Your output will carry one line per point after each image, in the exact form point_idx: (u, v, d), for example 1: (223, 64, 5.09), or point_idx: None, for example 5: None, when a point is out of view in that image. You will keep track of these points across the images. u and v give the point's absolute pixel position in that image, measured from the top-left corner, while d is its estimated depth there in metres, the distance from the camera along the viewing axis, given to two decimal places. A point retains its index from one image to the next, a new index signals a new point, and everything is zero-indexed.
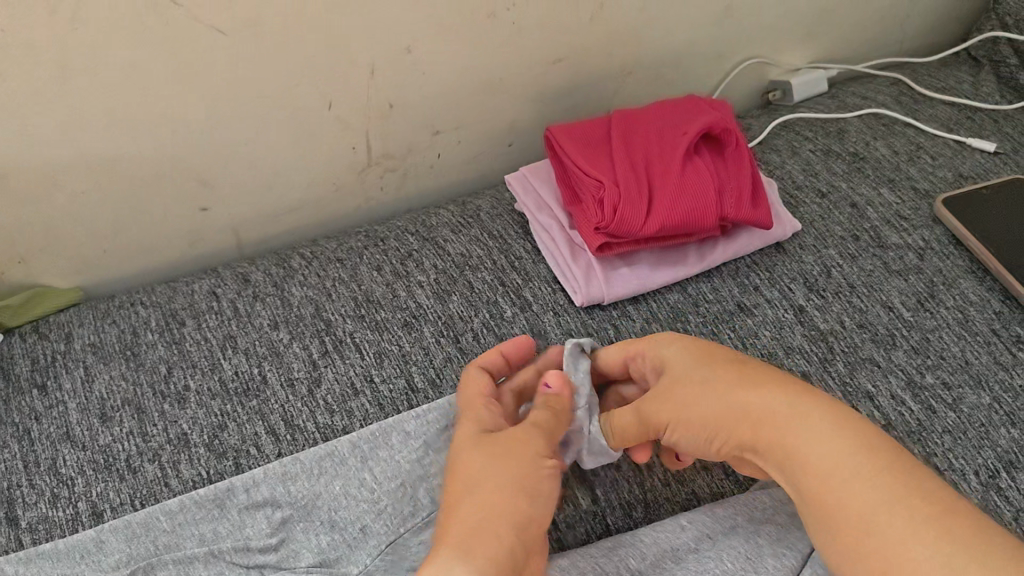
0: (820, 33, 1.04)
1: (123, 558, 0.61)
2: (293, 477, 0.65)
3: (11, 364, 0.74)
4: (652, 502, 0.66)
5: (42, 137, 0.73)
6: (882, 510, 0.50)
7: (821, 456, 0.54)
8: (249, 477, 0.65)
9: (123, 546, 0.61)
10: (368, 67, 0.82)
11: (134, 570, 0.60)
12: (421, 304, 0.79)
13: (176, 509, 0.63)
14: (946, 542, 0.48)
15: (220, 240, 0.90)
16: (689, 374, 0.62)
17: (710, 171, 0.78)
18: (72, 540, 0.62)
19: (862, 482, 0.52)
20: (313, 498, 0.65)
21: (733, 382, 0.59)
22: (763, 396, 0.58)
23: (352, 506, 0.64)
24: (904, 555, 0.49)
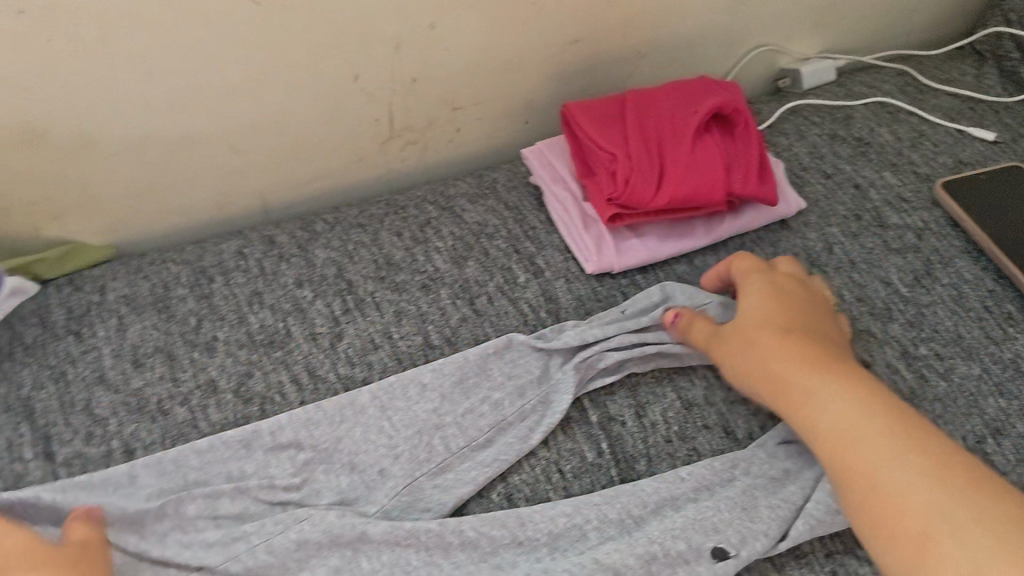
0: (829, 23, 1.07)
1: (154, 492, 0.65)
2: (321, 423, 0.69)
3: (49, 312, 0.78)
4: (654, 457, 0.69)
5: (84, 99, 0.77)
6: (876, 470, 0.56)
7: (845, 428, 0.60)
8: (277, 420, 0.68)
9: (154, 481, 0.65)
10: (393, 42, 0.85)
11: (165, 503, 0.63)
12: (439, 268, 0.82)
13: (205, 448, 0.67)
14: (943, 498, 0.53)
15: (246, 204, 0.94)
16: (745, 328, 0.70)
17: (719, 148, 0.81)
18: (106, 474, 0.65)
19: (851, 438, 0.59)
20: (335, 442, 0.68)
21: (763, 335, 0.68)
22: (776, 350, 0.67)
23: (371, 450, 0.68)
24: (910, 516, 0.54)
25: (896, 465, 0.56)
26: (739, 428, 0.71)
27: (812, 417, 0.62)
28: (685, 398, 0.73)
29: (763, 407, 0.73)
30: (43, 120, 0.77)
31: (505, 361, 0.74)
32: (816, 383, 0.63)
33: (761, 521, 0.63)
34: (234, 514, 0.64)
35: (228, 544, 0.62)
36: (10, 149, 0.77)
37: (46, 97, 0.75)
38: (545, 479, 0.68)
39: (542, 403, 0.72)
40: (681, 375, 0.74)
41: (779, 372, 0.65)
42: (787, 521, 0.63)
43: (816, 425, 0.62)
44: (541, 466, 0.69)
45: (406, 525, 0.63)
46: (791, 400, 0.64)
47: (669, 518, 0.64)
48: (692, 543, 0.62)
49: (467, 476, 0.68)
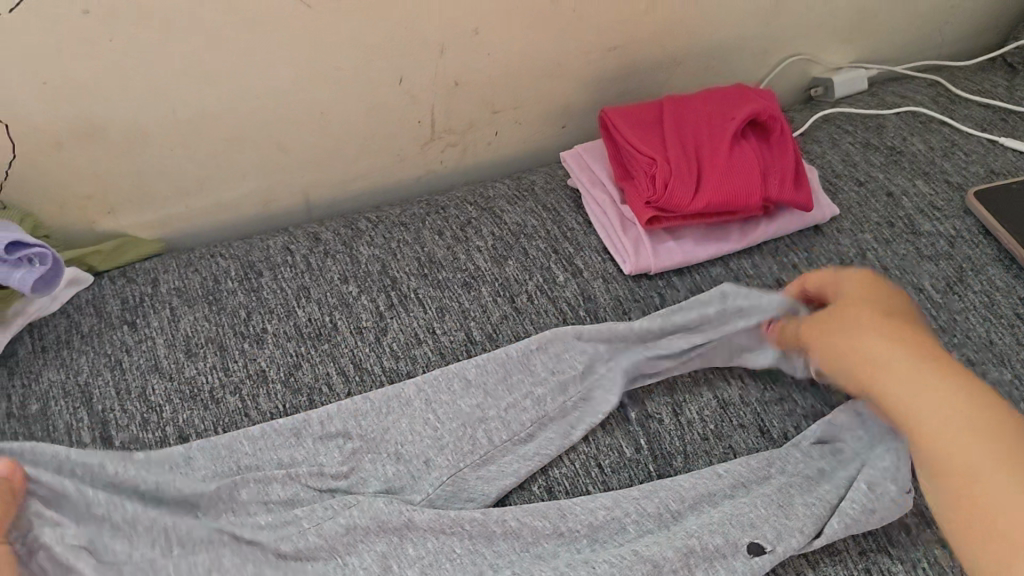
0: (862, 34, 1.09)
1: (209, 473, 0.66)
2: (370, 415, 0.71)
3: (103, 302, 0.81)
4: (691, 453, 0.71)
5: (140, 97, 0.79)
6: (965, 463, 0.59)
7: (927, 413, 0.62)
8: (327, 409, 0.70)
9: (208, 463, 0.67)
10: (437, 46, 0.87)
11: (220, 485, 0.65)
12: (480, 267, 0.84)
13: (258, 434, 0.69)
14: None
15: (291, 202, 0.96)
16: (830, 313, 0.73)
17: (756, 154, 0.83)
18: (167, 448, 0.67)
19: (936, 427, 0.61)
20: (382, 433, 0.70)
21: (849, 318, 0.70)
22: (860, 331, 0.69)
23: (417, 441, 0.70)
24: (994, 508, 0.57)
25: (981, 454, 0.59)
26: (773, 428, 0.73)
27: (900, 395, 0.64)
28: (721, 398, 0.75)
29: (797, 408, 0.74)
30: (101, 116, 0.79)
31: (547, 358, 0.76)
32: (901, 361, 0.65)
33: (796, 518, 0.65)
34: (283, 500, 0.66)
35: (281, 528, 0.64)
36: (68, 143, 0.80)
37: (104, 93, 0.78)
38: (585, 473, 0.70)
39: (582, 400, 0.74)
40: (718, 374, 0.76)
41: (864, 351, 0.68)
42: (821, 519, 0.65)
43: (904, 409, 0.63)
44: (580, 460, 0.71)
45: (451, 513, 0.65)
46: (875, 374, 0.66)
47: (707, 513, 0.66)
48: (729, 538, 0.63)
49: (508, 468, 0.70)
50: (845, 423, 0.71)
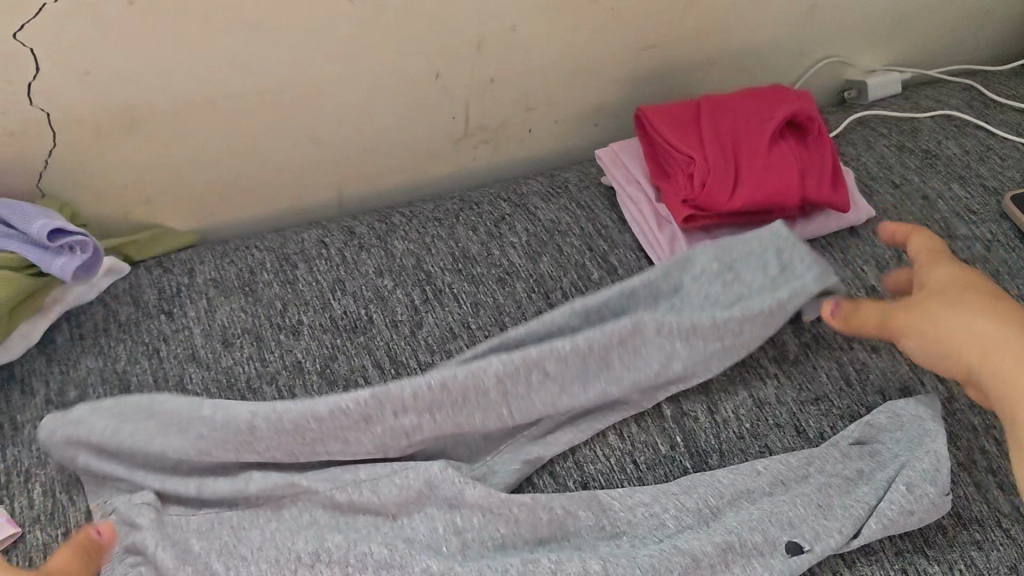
0: (897, 37, 1.09)
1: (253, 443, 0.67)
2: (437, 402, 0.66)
3: (140, 292, 0.81)
4: (727, 452, 0.71)
5: (181, 88, 0.80)
6: None
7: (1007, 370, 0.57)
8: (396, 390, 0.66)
9: None
10: (475, 41, 0.88)
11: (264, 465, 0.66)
12: (514, 263, 0.84)
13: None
14: None
15: (324, 196, 0.97)
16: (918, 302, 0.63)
17: (794, 153, 0.83)
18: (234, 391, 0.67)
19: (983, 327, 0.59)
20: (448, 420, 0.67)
21: (943, 301, 0.61)
22: (954, 315, 0.60)
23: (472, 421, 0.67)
24: None
25: None
26: (810, 428, 0.73)
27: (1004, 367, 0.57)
28: (757, 397, 0.74)
29: (834, 408, 0.74)
30: (141, 106, 0.80)
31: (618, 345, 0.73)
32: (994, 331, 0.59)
33: (835, 519, 0.64)
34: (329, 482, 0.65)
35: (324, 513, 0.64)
36: (108, 134, 0.80)
37: (145, 84, 0.78)
38: (620, 470, 0.70)
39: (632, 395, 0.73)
40: (753, 373, 0.76)
41: (966, 334, 0.59)
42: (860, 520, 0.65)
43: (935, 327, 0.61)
44: (615, 455, 0.71)
45: (502, 494, 0.64)
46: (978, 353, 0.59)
47: (744, 511, 0.65)
48: (768, 537, 0.63)
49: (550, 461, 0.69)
50: (884, 425, 0.71)
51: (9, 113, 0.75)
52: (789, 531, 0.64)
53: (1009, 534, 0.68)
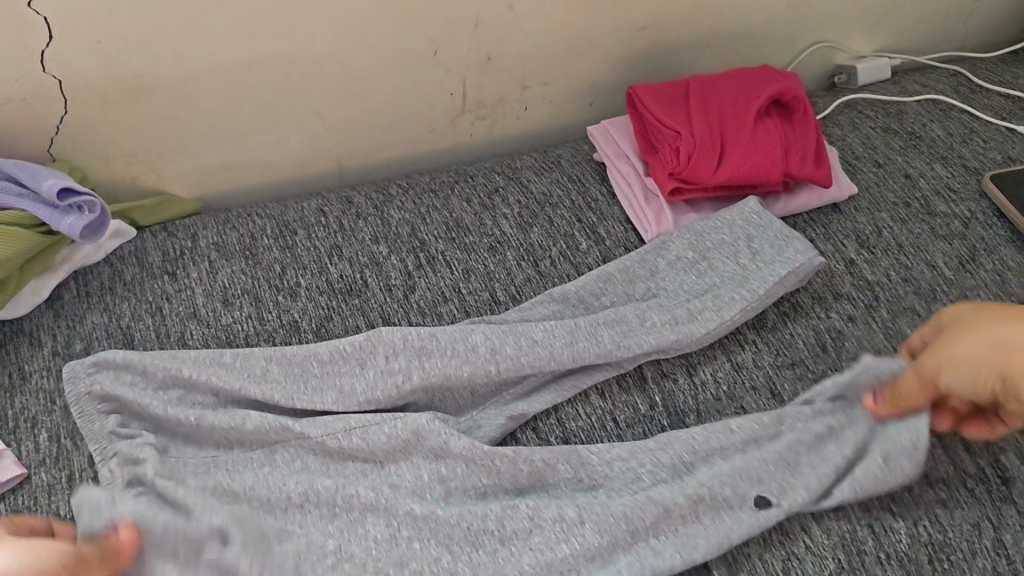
0: (887, 23, 1.11)
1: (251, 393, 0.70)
2: (427, 353, 0.71)
3: (145, 254, 0.84)
4: (703, 412, 0.74)
5: (188, 60, 0.83)
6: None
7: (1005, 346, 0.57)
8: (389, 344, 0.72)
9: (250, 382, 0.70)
10: (473, 20, 0.90)
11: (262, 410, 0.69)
12: (505, 233, 0.87)
13: (326, 358, 0.72)
14: None
15: (325, 168, 1.00)
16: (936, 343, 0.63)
17: (778, 131, 0.85)
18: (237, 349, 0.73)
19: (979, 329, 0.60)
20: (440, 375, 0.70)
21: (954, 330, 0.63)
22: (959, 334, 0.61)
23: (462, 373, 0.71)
24: None
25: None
26: (784, 391, 0.75)
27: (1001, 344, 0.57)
28: (735, 361, 0.77)
29: (808, 373, 0.76)
30: (148, 76, 0.82)
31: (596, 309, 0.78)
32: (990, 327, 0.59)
33: (804, 476, 0.67)
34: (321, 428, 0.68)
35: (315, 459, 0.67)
36: (116, 102, 0.83)
37: (152, 55, 0.81)
38: (601, 427, 0.73)
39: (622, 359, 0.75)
40: (732, 339, 0.79)
41: (969, 342, 0.59)
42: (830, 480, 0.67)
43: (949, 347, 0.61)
44: (596, 413, 0.74)
45: (484, 446, 0.67)
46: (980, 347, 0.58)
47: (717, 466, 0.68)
48: (738, 490, 0.66)
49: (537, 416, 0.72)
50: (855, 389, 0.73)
51: (21, 78, 0.78)
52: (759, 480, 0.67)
53: (974, 493, 0.70)
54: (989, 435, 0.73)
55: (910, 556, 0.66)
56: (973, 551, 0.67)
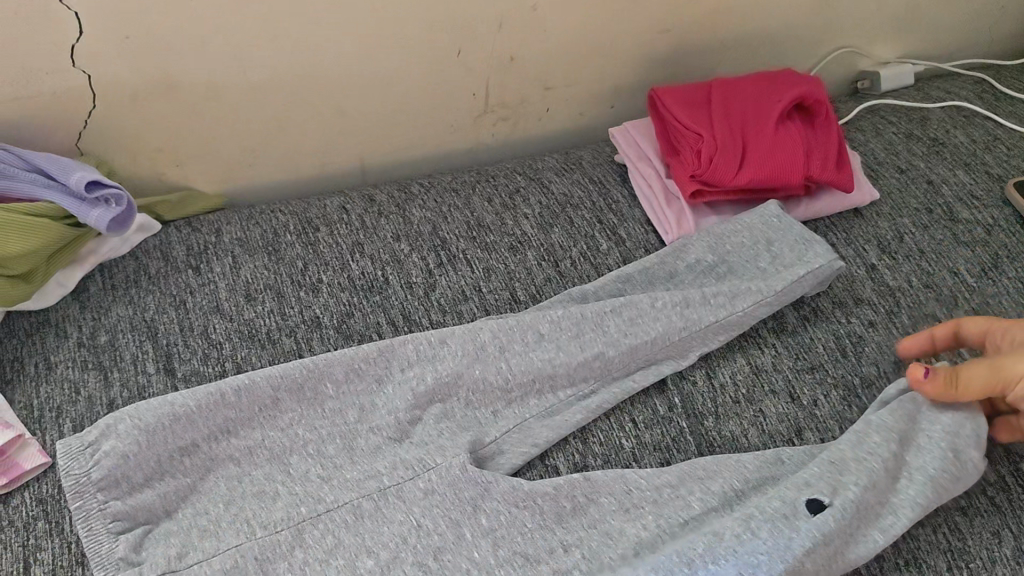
0: (910, 28, 1.11)
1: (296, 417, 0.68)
2: (439, 357, 0.71)
3: (169, 248, 0.85)
4: (722, 415, 0.74)
5: (215, 56, 0.83)
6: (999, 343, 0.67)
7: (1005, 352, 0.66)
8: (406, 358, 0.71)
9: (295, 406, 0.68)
10: (497, 21, 0.91)
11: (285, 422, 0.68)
12: (526, 233, 0.88)
13: (341, 378, 0.70)
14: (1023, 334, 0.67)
15: (348, 166, 1.01)
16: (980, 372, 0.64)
17: (800, 135, 0.86)
18: (235, 382, 0.67)
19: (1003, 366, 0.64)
20: (458, 379, 0.71)
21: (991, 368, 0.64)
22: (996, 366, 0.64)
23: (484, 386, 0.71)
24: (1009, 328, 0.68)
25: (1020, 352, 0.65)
26: (803, 395, 0.75)
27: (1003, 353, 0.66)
28: (754, 364, 0.77)
29: (828, 377, 0.76)
30: (175, 72, 0.83)
31: (622, 319, 0.75)
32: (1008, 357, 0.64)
33: None
34: (344, 430, 0.68)
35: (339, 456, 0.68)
36: (143, 96, 0.84)
37: (179, 50, 0.81)
38: (619, 428, 0.73)
39: (645, 360, 0.75)
40: (750, 343, 0.79)
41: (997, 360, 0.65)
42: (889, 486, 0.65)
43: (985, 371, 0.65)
44: (615, 415, 0.74)
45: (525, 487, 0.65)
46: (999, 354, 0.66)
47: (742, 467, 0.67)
48: (786, 499, 0.62)
49: (565, 431, 0.71)
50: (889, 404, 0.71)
51: (51, 73, 0.79)
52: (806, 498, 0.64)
53: (994, 502, 0.69)
54: (1010, 444, 0.72)
55: (928, 563, 0.66)
56: (992, 559, 0.66)
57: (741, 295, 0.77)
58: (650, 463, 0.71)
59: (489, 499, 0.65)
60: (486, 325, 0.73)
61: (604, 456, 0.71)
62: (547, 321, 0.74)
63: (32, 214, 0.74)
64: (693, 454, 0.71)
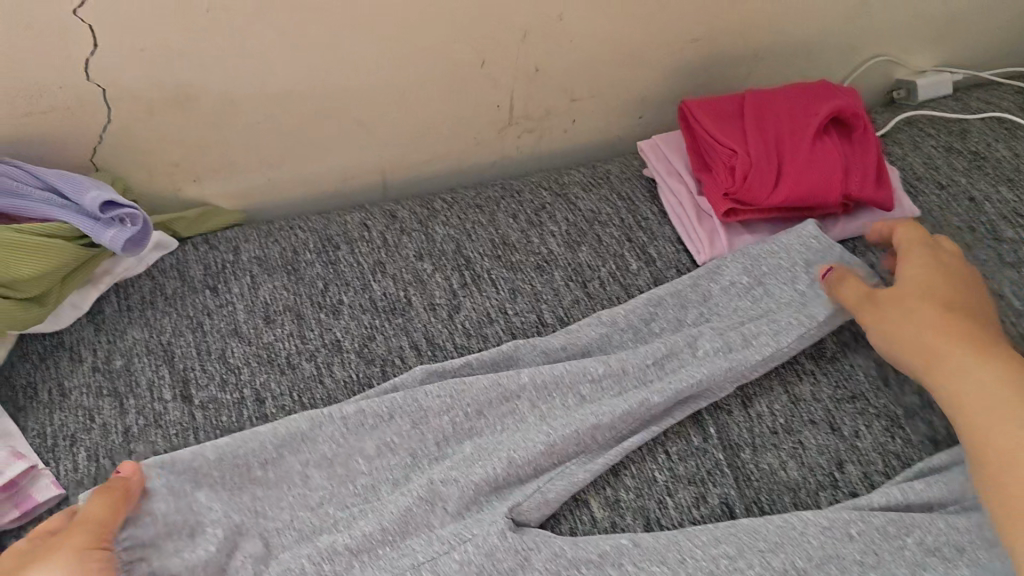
0: (947, 36, 1.07)
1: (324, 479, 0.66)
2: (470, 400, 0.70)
3: (186, 267, 0.83)
4: (759, 447, 0.71)
5: (232, 69, 0.81)
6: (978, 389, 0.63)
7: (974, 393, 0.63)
8: (438, 403, 0.69)
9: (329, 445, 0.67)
10: (522, 31, 0.88)
11: (316, 463, 0.66)
12: (553, 251, 0.85)
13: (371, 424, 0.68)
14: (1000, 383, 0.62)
15: (369, 180, 0.98)
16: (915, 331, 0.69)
17: (839, 150, 0.82)
18: (263, 455, 0.66)
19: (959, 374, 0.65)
20: (494, 444, 0.68)
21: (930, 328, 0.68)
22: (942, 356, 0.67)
23: (532, 447, 0.68)
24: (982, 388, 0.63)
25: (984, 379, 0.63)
26: (844, 425, 0.72)
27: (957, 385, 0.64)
28: (792, 393, 0.74)
29: (870, 408, 0.74)
30: (192, 85, 0.81)
31: (665, 371, 0.73)
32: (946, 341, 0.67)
33: (875, 516, 0.65)
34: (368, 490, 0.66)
35: (362, 486, 0.66)
36: (160, 110, 0.82)
37: (197, 63, 0.79)
38: (653, 461, 0.70)
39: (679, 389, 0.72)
40: (789, 370, 0.76)
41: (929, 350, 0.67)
42: (934, 546, 0.63)
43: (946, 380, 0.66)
44: (647, 445, 0.71)
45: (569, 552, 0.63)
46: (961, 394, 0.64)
47: (802, 534, 0.64)
48: None
49: (599, 470, 0.68)
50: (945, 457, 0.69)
51: (65, 87, 0.77)
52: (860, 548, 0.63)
53: None
54: None
55: None
56: None
57: (790, 337, 0.74)
58: (685, 498, 0.68)
59: (529, 571, 0.61)
60: (524, 388, 0.71)
61: (637, 489, 0.68)
62: (587, 381, 0.72)
63: (31, 232, 0.71)
64: (729, 488, 0.69)
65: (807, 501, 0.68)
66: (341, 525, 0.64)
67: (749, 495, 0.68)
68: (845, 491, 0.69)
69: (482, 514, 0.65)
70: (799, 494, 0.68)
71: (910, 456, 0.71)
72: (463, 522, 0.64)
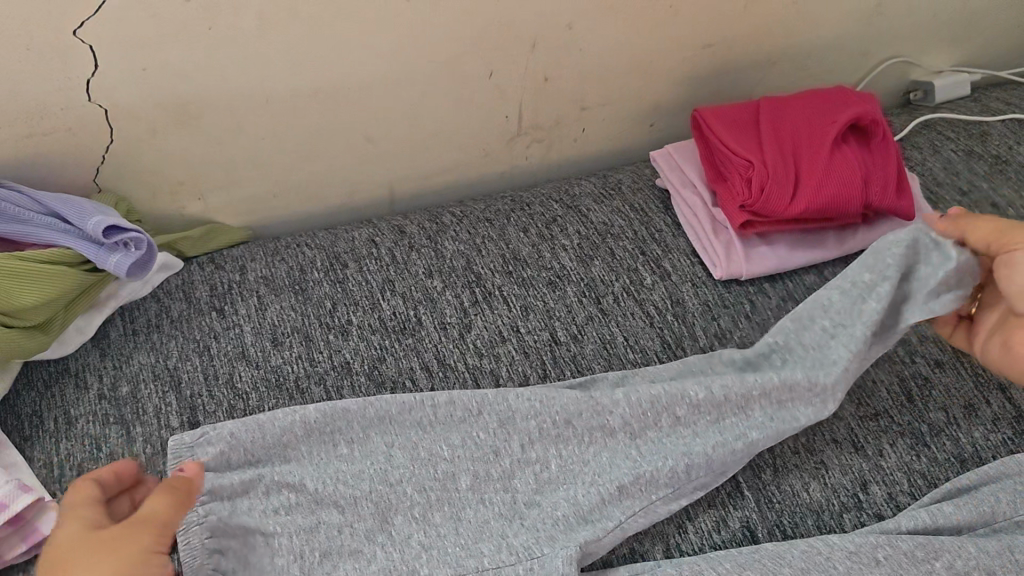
0: (962, 35, 1.05)
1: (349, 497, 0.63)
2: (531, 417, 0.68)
3: (192, 288, 0.82)
4: (781, 467, 0.69)
5: (236, 85, 0.79)
6: None
7: None
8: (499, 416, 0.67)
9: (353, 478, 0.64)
10: (530, 39, 0.86)
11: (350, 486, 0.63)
12: (566, 266, 0.83)
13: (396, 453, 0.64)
14: None
15: (376, 194, 0.96)
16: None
17: (857, 159, 0.80)
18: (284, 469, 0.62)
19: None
20: (582, 463, 0.67)
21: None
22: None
23: (617, 476, 0.66)
24: None
25: None
26: (868, 445, 0.71)
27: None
28: None
29: (894, 425, 0.72)
30: (195, 102, 0.79)
31: (770, 401, 0.69)
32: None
33: (905, 540, 0.62)
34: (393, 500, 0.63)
35: (441, 472, 0.65)
36: (164, 130, 0.80)
37: (200, 81, 0.77)
38: None
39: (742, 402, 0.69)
40: None
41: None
42: (965, 571, 0.61)
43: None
44: None
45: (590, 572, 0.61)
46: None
47: (829, 559, 0.61)
48: None
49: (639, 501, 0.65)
50: (973, 480, 0.67)
51: (66, 109, 0.75)
52: (888, 572, 0.60)
53: None
54: None
55: None
56: None
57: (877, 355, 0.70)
58: (706, 522, 0.66)
59: None
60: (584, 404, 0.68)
61: None
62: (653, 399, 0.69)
63: (31, 261, 0.69)
64: (752, 512, 0.67)
65: (832, 524, 0.66)
66: (418, 512, 0.63)
67: (771, 518, 0.66)
68: (870, 513, 0.67)
69: (559, 535, 0.63)
70: (823, 517, 0.66)
71: (937, 476, 0.69)
72: (537, 535, 0.63)
